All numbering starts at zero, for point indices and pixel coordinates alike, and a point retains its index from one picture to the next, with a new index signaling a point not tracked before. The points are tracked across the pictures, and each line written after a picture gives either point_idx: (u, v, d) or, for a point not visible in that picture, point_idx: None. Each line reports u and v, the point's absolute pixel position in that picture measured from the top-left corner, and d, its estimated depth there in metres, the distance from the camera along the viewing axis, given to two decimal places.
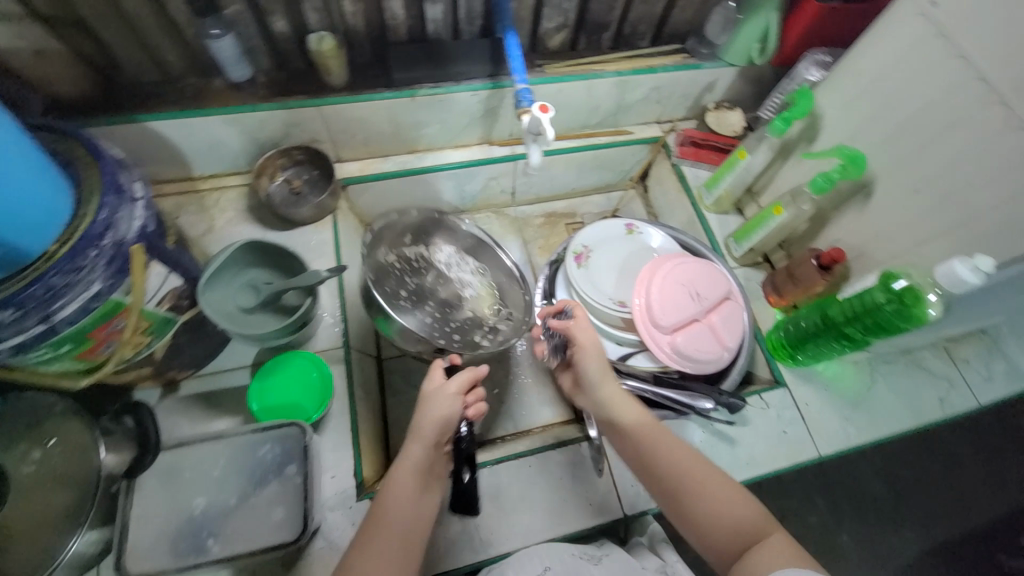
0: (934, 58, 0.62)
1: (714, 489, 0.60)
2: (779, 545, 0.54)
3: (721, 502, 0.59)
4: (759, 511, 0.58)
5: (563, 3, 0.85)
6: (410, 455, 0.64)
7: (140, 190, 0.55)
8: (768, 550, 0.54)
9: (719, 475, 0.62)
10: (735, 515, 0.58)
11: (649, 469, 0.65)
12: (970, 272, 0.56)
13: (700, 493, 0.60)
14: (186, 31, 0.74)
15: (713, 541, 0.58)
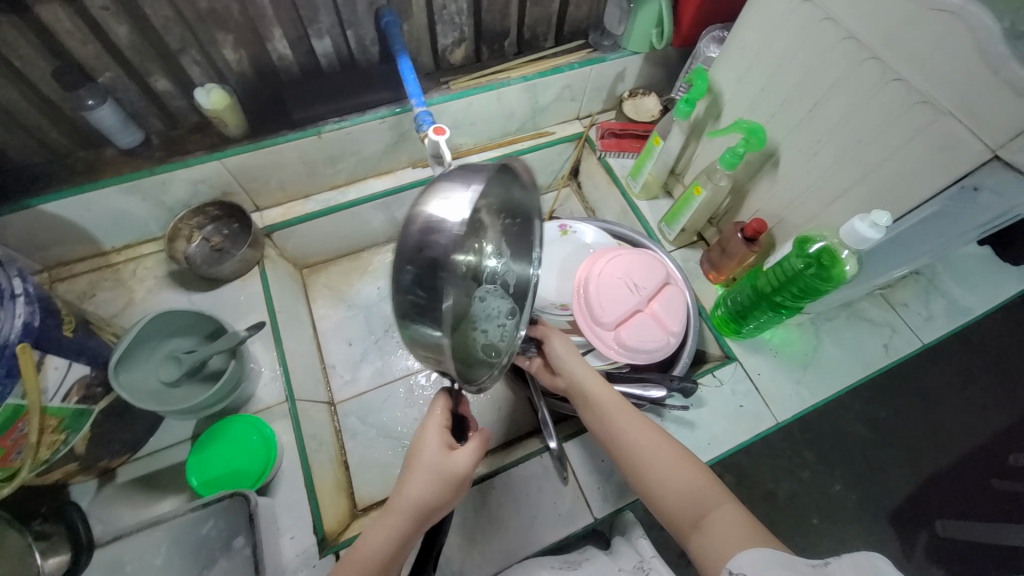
0: (806, 24, 0.63)
1: (672, 463, 0.58)
2: (730, 515, 0.51)
3: (681, 475, 0.57)
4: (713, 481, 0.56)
5: (454, 18, 0.84)
6: (377, 529, 0.56)
7: (19, 286, 0.52)
8: (721, 519, 0.51)
9: (677, 449, 0.60)
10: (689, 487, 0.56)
11: (615, 438, 0.63)
12: (870, 229, 0.58)
13: (658, 464, 0.59)
14: (63, 107, 0.71)
15: (669, 513, 0.56)
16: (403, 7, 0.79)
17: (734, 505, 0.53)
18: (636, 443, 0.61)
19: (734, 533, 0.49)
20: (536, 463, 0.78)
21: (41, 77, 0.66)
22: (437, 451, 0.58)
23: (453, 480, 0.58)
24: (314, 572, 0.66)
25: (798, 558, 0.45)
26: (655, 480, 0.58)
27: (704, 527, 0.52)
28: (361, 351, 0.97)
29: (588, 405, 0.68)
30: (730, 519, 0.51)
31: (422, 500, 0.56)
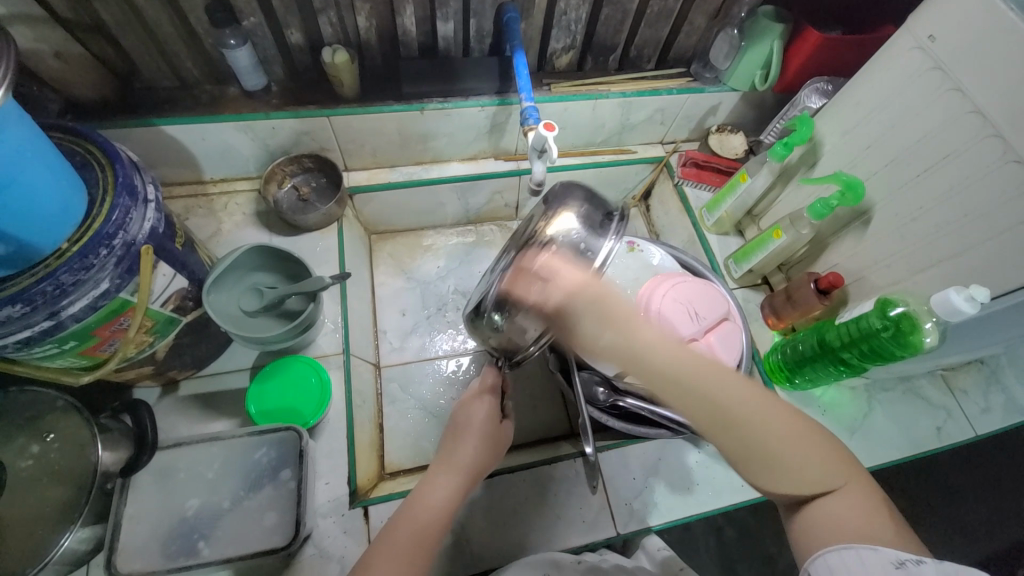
0: (930, 92, 0.63)
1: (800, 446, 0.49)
2: (858, 498, 0.48)
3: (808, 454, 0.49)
4: (836, 455, 0.50)
5: (571, 26, 0.86)
6: (439, 485, 0.58)
7: (152, 193, 0.57)
8: (849, 506, 0.47)
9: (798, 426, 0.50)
10: (819, 465, 0.49)
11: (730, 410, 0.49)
12: (965, 302, 0.58)
13: (782, 452, 0.48)
14: (204, 41, 0.76)
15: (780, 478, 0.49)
16: (526, 6, 0.82)
17: (859, 480, 0.49)
18: (753, 429, 0.48)
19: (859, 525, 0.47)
20: (567, 467, 0.78)
21: (193, 8, 0.70)
22: (491, 420, 0.64)
23: (494, 444, 0.64)
24: (343, 521, 0.68)
25: (884, 553, 0.43)
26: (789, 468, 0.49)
27: (827, 506, 0.48)
28: (412, 323, 1.00)
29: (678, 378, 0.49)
30: (859, 500, 0.48)
31: (479, 460, 0.62)
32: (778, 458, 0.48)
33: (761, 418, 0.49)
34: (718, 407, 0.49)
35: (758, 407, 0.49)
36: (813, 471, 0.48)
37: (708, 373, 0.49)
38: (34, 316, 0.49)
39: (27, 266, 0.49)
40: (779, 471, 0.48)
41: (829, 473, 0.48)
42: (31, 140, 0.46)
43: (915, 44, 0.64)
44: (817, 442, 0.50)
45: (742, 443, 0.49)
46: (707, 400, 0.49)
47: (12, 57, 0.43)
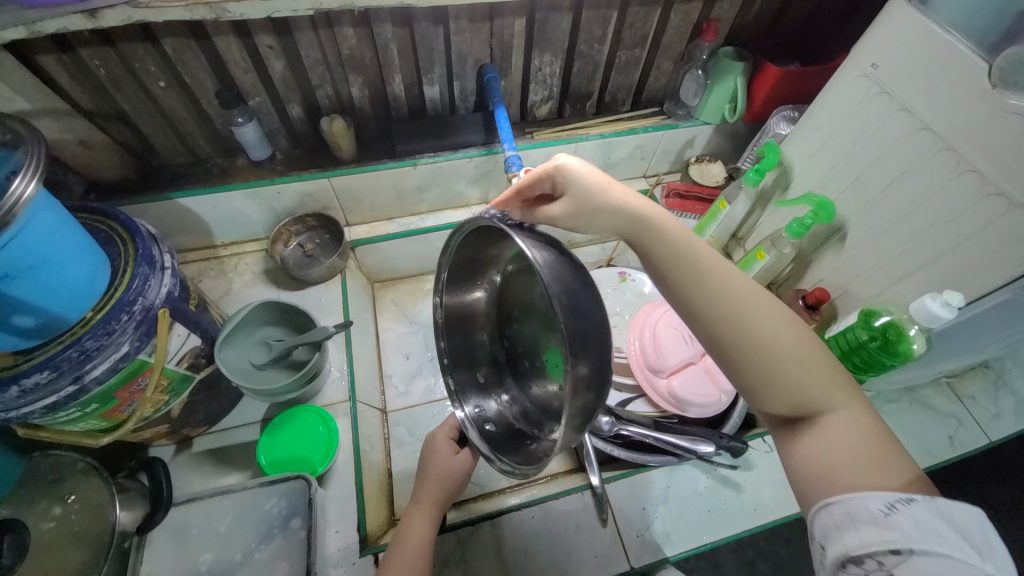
0: (881, 114, 0.68)
1: (793, 339, 0.47)
2: (861, 421, 0.43)
3: (801, 356, 0.46)
4: (837, 373, 0.46)
5: (547, 79, 0.94)
6: (408, 522, 0.62)
7: (169, 261, 0.62)
8: (851, 435, 0.43)
9: (793, 331, 0.47)
10: (817, 378, 0.45)
11: (711, 297, 0.49)
12: (942, 308, 0.61)
13: (775, 346, 0.46)
14: (215, 120, 0.84)
15: (769, 374, 0.46)
16: (504, 66, 0.89)
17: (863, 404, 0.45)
18: (748, 314, 0.47)
19: (855, 451, 0.42)
20: (575, 499, 0.78)
21: (206, 94, 0.79)
22: (448, 456, 0.66)
23: (451, 479, 0.65)
24: (353, 569, 0.68)
25: (872, 498, 0.38)
26: (777, 363, 0.46)
27: (825, 431, 0.44)
28: (417, 366, 1.03)
29: (670, 248, 0.52)
30: (860, 428, 0.43)
31: (441, 492, 0.64)
32: (770, 358, 0.46)
33: (743, 295, 0.48)
34: (704, 274, 0.50)
35: (751, 295, 0.48)
36: (810, 380, 0.45)
37: (695, 248, 0.52)
38: (59, 381, 0.53)
39: (55, 335, 0.54)
40: (777, 374, 0.46)
41: (826, 389, 0.45)
42: (62, 221, 0.51)
43: (861, 72, 0.69)
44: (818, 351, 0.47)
45: (731, 332, 0.47)
46: (687, 272, 0.50)
47: (43, 153, 0.49)
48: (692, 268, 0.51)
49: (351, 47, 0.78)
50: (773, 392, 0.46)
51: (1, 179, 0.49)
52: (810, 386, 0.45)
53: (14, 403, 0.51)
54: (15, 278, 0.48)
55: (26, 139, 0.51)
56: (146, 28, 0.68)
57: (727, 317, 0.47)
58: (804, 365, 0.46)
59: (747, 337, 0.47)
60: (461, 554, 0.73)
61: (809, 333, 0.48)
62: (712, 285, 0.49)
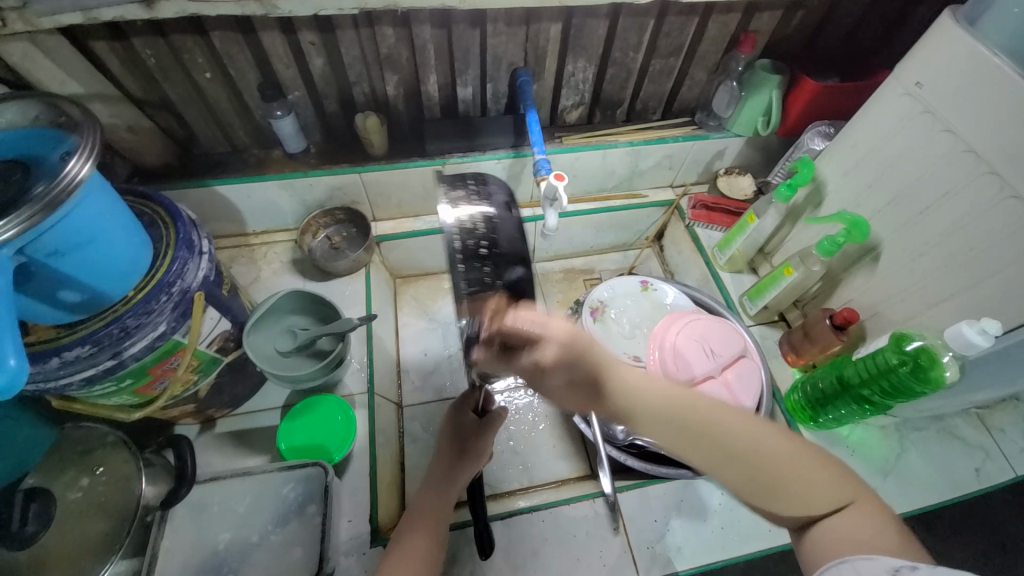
0: (923, 134, 0.66)
1: (798, 463, 0.46)
2: (868, 515, 0.46)
3: (811, 481, 0.46)
4: (836, 476, 0.47)
5: (579, 84, 0.94)
6: (427, 497, 0.64)
7: (207, 246, 0.64)
8: (859, 524, 0.46)
9: (800, 455, 0.46)
10: (824, 489, 0.46)
11: (737, 461, 0.44)
12: (976, 335, 0.60)
13: (789, 484, 0.45)
14: (255, 112, 0.86)
15: (788, 503, 0.46)
16: (538, 70, 0.90)
17: (861, 486, 0.48)
18: (768, 466, 0.45)
19: (874, 541, 0.44)
20: (586, 506, 0.78)
21: (248, 87, 0.81)
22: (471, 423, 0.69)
23: (473, 448, 0.68)
24: (364, 559, 0.69)
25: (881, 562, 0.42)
26: (794, 497, 0.46)
27: (839, 536, 0.46)
28: (433, 362, 1.04)
29: (677, 422, 0.45)
30: (867, 520, 0.46)
31: (461, 461, 0.67)
32: (791, 493, 0.45)
33: (758, 442, 0.45)
34: (722, 438, 0.45)
35: (762, 438, 0.45)
36: (823, 492, 0.46)
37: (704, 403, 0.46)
38: (99, 356, 0.55)
39: (97, 311, 0.56)
40: (795, 502, 0.46)
41: (837, 492, 0.47)
42: (111, 203, 0.54)
43: (903, 90, 0.68)
44: (815, 453, 0.47)
45: (750, 484, 0.45)
46: (706, 444, 0.44)
47: (97, 138, 0.51)
48: (705, 437, 0.45)
49: (389, 46, 0.79)
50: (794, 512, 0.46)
51: (56, 160, 0.52)
52: (824, 499, 0.46)
53: (55, 373, 0.54)
54: (65, 255, 0.51)
55: (81, 123, 0.53)
56: (197, 21, 0.71)
57: (751, 473, 0.44)
58: (816, 489, 0.46)
59: (766, 484, 0.45)
60: (469, 552, 0.73)
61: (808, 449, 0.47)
62: (726, 447, 0.44)
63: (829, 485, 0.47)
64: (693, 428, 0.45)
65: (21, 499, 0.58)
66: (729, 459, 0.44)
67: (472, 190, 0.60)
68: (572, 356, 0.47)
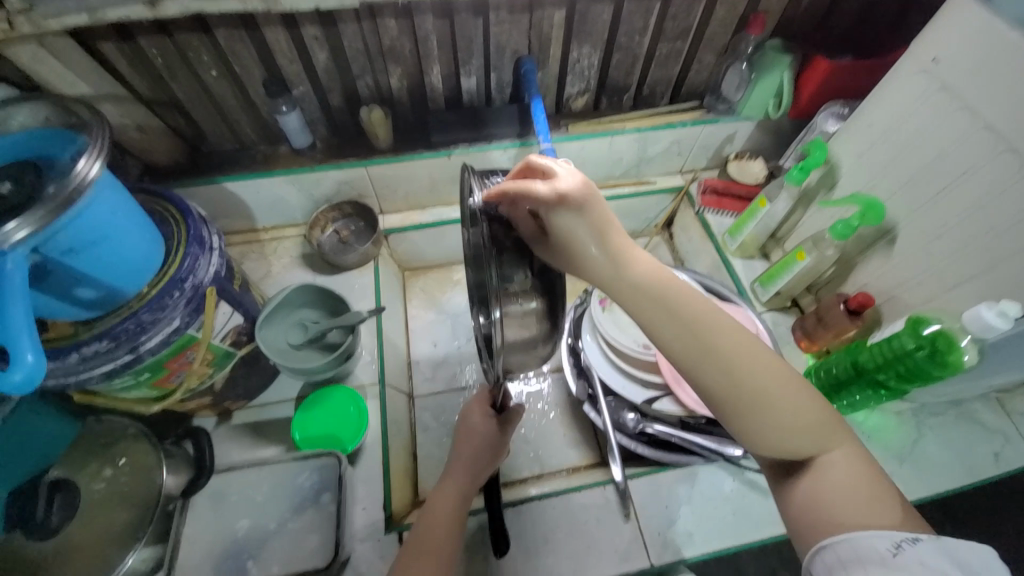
0: (939, 111, 0.64)
1: (780, 383, 0.45)
2: (853, 466, 0.44)
3: (793, 405, 0.44)
4: (823, 415, 0.45)
5: (584, 71, 0.93)
6: (443, 493, 0.64)
7: (217, 241, 0.65)
8: (844, 477, 0.43)
9: (782, 376, 0.45)
10: (807, 428, 0.44)
11: (707, 349, 0.45)
12: (996, 317, 0.58)
13: (766, 400, 0.44)
14: (261, 108, 0.87)
15: (765, 427, 0.44)
16: (542, 58, 0.89)
17: (853, 437, 0.45)
18: (740, 368, 0.44)
19: (858, 490, 0.42)
20: (597, 494, 0.78)
21: (253, 83, 0.82)
22: (487, 423, 0.69)
23: (488, 446, 0.68)
24: (379, 546, 0.71)
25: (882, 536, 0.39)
26: (771, 419, 0.44)
27: (818, 478, 0.44)
28: (443, 354, 1.04)
29: (654, 296, 0.47)
30: (851, 467, 0.44)
31: (476, 458, 0.67)
32: (768, 412, 0.44)
33: (735, 346, 0.45)
34: (698, 325, 0.46)
35: (739, 342, 0.45)
36: (796, 426, 0.44)
37: (686, 300, 0.47)
38: (117, 351, 0.57)
39: (113, 307, 0.58)
40: (775, 430, 0.44)
41: (822, 432, 0.45)
42: (123, 202, 0.55)
43: (919, 67, 0.65)
44: (803, 390, 0.45)
45: (721, 384, 0.44)
46: (679, 330, 0.46)
47: (107, 137, 0.52)
48: (679, 319, 0.46)
49: (392, 37, 0.79)
50: (771, 443, 0.45)
51: (68, 160, 0.53)
52: (805, 431, 0.44)
53: (76, 368, 0.55)
54: (79, 253, 0.52)
55: (91, 124, 0.54)
56: (201, 19, 0.71)
57: (719, 368, 0.44)
58: (796, 417, 0.44)
59: (740, 385, 0.44)
60: (481, 538, 0.74)
61: (792, 372, 0.46)
62: (698, 333, 0.45)
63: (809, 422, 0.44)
64: (667, 309, 0.46)
65: (47, 490, 0.61)
66: (700, 353, 0.45)
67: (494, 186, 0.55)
68: (580, 210, 0.49)
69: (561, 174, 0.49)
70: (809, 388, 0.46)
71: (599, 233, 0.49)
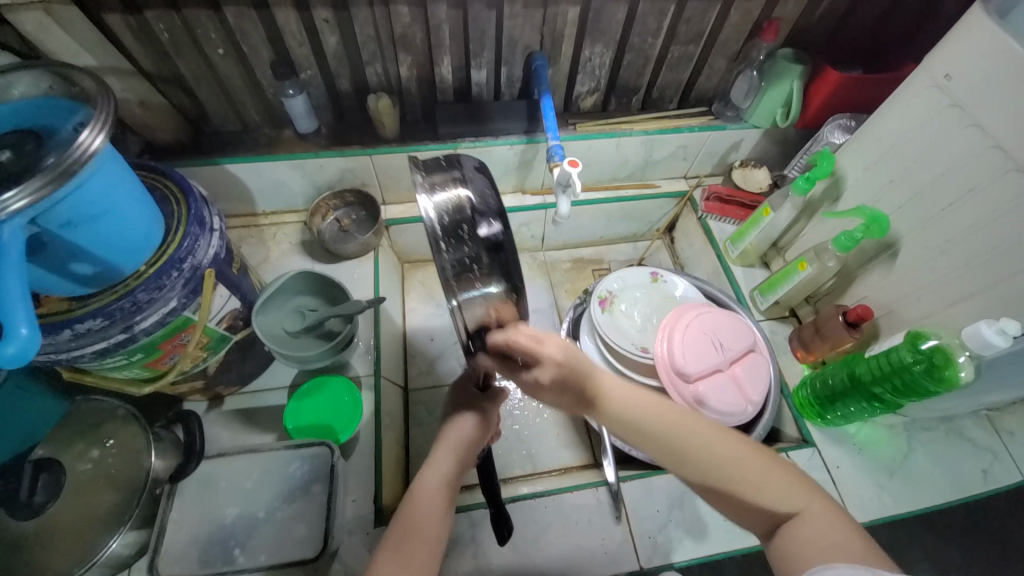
0: (949, 128, 0.65)
1: (747, 464, 0.51)
2: (828, 525, 0.48)
3: (763, 481, 0.51)
4: (789, 482, 0.51)
5: (595, 70, 0.92)
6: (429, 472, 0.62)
7: (218, 223, 0.64)
8: (817, 531, 0.48)
9: (749, 455, 0.52)
10: (778, 494, 0.50)
11: (680, 456, 0.53)
12: (995, 335, 0.59)
13: (739, 481, 0.51)
14: (267, 90, 0.85)
15: (743, 501, 0.51)
16: (554, 54, 0.88)
17: (821, 497, 0.51)
18: (713, 464, 0.51)
19: (833, 545, 0.47)
20: (589, 495, 0.78)
21: (260, 64, 0.80)
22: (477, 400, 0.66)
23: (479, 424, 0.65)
24: (368, 539, 0.70)
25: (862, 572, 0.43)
26: (745, 498, 0.51)
27: (797, 539, 0.48)
28: (440, 349, 1.03)
29: (633, 422, 0.55)
30: (822, 524, 0.48)
31: (465, 436, 0.64)
32: (742, 491, 0.51)
33: (704, 447, 0.52)
34: (673, 437, 0.53)
35: (704, 434, 0.53)
36: (768, 497, 0.50)
37: (656, 410, 0.55)
38: (111, 329, 0.55)
39: (109, 285, 0.56)
40: (750, 501, 0.51)
41: (792, 495, 0.50)
42: (124, 177, 0.54)
43: (931, 83, 0.66)
44: (767, 463, 0.52)
45: (696, 478, 0.52)
46: (656, 443, 0.54)
47: (111, 110, 0.50)
48: (654, 429, 0.54)
49: (404, 25, 0.78)
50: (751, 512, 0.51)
51: (69, 131, 0.51)
52: (776, 502, 0.50)
53: (67, 344, 0.54)
54: (77, 226, 0.51)
55: (94, 95, 0.53)
56: None
57: (692, 470, 0.52)
58: (765, 491, 0.51)
59: (713, 476, 0.51)
60: (471, 535, 0.74)
61: (757, 449, 0.53)
62: (670, 444, 0.53)
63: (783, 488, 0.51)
64: (645, 432, 0.54)
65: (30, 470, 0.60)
66: (673, 455, 0.53)
67: (446, 173, 0.54)
68: (563, 369, 0.53)
69: (538, 339, 0.52)
70: (773, 458, 0.53)
71: (586, 381, 0.55)
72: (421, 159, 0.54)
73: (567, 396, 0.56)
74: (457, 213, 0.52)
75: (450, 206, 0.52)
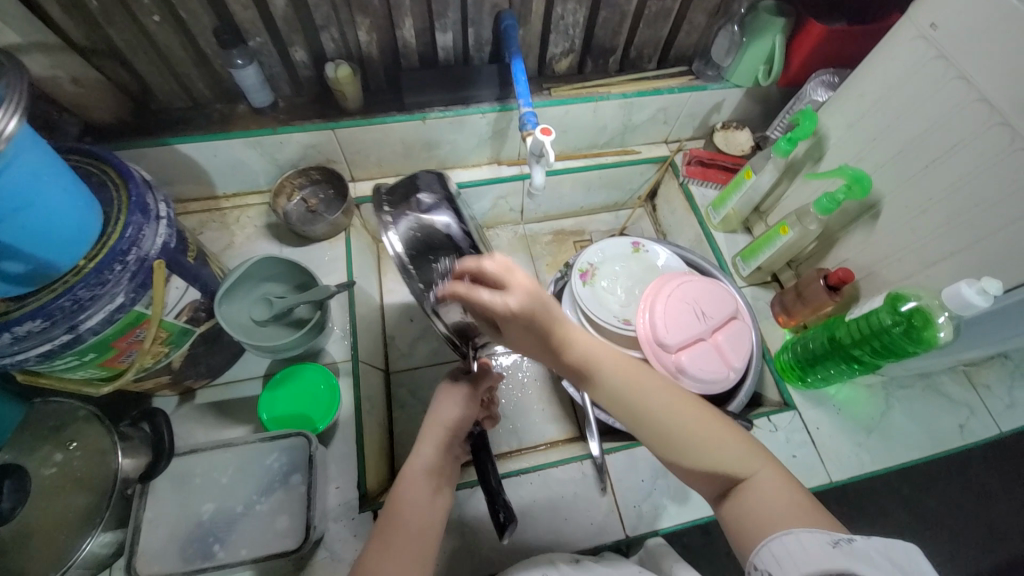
0: (934, 81, 0.62)
1: (699, 426, 0.51)
2: (778, 490, 0.49)
3: (715, 444, 0.51)
4: (741, 446, 0.51)
5: (569, 30, 0.86)
6: (421, 454, 0.61)
7: (164, 209, 0.59)
8: (767, 495, 0.48)
9: (703, 418, 0.52)
10: (729, 458, 0.50)
11: (632, 411, 0.52)
12: (976, 295, 0.58)
13: (690, 442, 0.51)
14: (214, 61, 0.79)
15: (693, 464, 0.51)
16: (524, 13, 0.82)
17: (774, 465, 0.51)
18: (664, 423, 0.51)
19: (783, 510, 0.47)
20: (574, 468, 0.78)
21: (202, 32, 0.73)
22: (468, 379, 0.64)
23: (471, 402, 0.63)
24: (353, 524, 0.69)
25: (820, 535, 0.43)
26: (697, 459, 0.51)
27: (746, 502, 0.49)
28: (420, 329, 1.01)
29: (587, 378, 0.54)
30: (772, 489, 0.49)
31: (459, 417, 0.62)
32: (690, 452, 0.51)
33: (658, 402, 0.52)
34: (628, 392, 0.52)
35: (660, 392, 0.52)
36: (719, 460, 0.50)
37: (615, 367, 0.53)
38: (53, 330, 0.52)
39: (46, 283, 0.52)
40: (701, 465, 0.51)
41: (744, 458, 0.51)
42: (48, 164, 0.49)
43: (918, 33, 0.62)
44: (720, 427, 0.52)
45: (649, 434, 0.52)
46: (610, 396, 0.53)
47: (24, 88, 0.45)
48: (609, 386, 0.53)
49: None
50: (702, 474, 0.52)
51: None
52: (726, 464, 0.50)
53: (8, 349, 0.50)
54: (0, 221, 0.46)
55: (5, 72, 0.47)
56: None
57: (644, 425, 0.52)
58: (715, 453, 0.51)
59: (663, 436, 0.52)
60: (458, 514, 0.73)
61: (711, 412, 0.53)
62: (626, 400, 0.52)
63: (733, 452, 0.51)
64: (598, 386, 0.53)
65: None
66: (627, 408, 0.53)
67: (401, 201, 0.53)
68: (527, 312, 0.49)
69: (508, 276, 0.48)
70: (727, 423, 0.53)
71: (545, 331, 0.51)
72: (381, 192, 0.55)
73: (525, 338, 0.52)
74: (423, 238, 0.52)
75: (410, 234, 0.51)
